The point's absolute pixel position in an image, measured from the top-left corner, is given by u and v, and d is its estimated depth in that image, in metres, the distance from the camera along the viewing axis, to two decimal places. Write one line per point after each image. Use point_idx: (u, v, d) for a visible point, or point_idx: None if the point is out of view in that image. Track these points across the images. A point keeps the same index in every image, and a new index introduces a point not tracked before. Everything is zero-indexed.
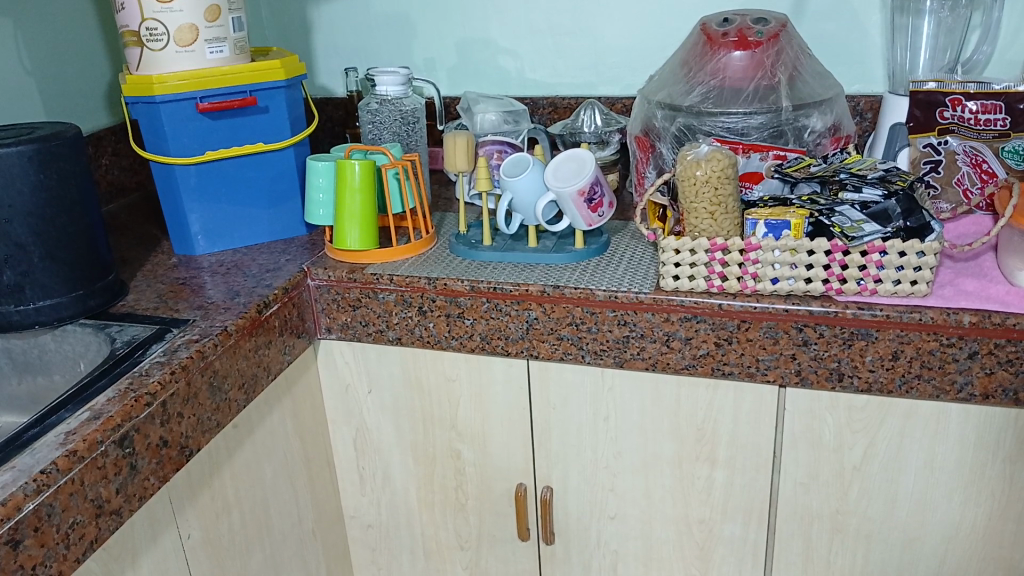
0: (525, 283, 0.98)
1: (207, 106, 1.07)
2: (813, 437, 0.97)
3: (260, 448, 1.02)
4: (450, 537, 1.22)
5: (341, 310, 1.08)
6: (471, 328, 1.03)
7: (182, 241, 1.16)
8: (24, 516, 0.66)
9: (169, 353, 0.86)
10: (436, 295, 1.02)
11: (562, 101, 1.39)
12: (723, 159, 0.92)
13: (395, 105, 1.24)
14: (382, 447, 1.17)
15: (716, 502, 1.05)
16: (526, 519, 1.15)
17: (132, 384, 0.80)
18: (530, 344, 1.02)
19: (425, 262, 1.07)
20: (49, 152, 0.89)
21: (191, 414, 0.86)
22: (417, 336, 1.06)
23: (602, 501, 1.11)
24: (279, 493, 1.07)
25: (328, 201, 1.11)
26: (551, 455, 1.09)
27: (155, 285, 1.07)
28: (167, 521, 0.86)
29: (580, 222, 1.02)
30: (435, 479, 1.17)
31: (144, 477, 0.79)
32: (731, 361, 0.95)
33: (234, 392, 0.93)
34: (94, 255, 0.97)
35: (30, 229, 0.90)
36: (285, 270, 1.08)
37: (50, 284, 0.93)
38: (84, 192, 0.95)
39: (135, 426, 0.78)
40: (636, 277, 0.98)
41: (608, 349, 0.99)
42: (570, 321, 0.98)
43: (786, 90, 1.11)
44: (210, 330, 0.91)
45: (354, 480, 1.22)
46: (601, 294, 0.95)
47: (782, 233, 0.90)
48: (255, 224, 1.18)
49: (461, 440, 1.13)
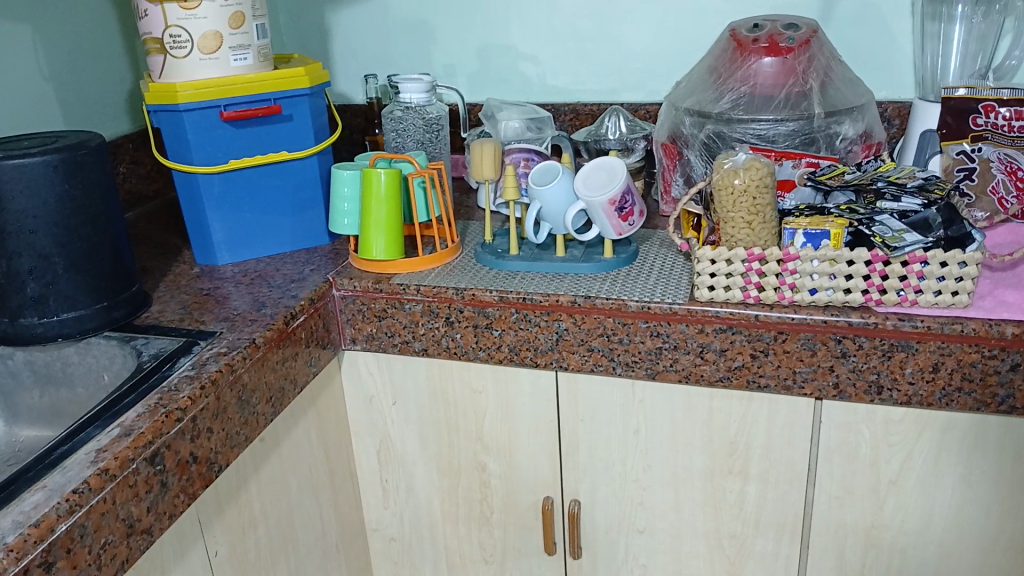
0: (556, 293, 0.97)
1: (231, 115, 1.06)
2: (849, 450, 0.95)
3: (286, 461, 1.01)
4: (474, 550, 1.20)
5: (366, 321, 1.06)
6: (499, 339, 1.01)
7: (204, 251, 1.14)
8: (56, 537, 0.64)
9: (198, 367, 0.85)
10: (464, 305, 1.00)
11: (584, 107, 1.37)
12: (761, 168, 0.90)
13: (419, 112, 1.22)
14: (405, 459, 1.16)
15: (749, 515, 1.03)
16: (552, 533, 1.13)
17: (162, 400, 0.79)
18: (559, 356, 1.00)
19: (451, 272, 1.06)
20: (75, 162, 0.88)
21: (221, 429, 0.84)
22: (444, 347, 1.04)
23: (631, 514, 1.09)
24: (304, 506, 1.06)
25: (353, 210, 1.09)
26: (578, 467, 1.08)
27: (179, 296, 1.05)
28: (195, 537, 0.84)
29: (609, 231, 1.01)
30: (459, 492, 1.16)
31: (174, 495, 0.77)
32: (766, 373, 0.93)
33: (262, 405, 0.91)
34: (118, 266, 0.96)
35: (55, 239, 0.89)
36: (310, 280, 1.06)
37: (75, 295, 0.92)
38: (108, 202, 0.93)
39: (166, 442, 0.76)
40: (668, 287, 0.97)
41: (639, 361, 0.97)
42: (601, 332, 0.97)
43: (818, 97, 1.10)
44: (238, 342, 0.90)
45: (377, 493, 1.20)
46: (634, 305, 0.93)
47: (822, 243, 0.89)
48: (277, 233, 1.16)
49: (487, 453, 1.11)
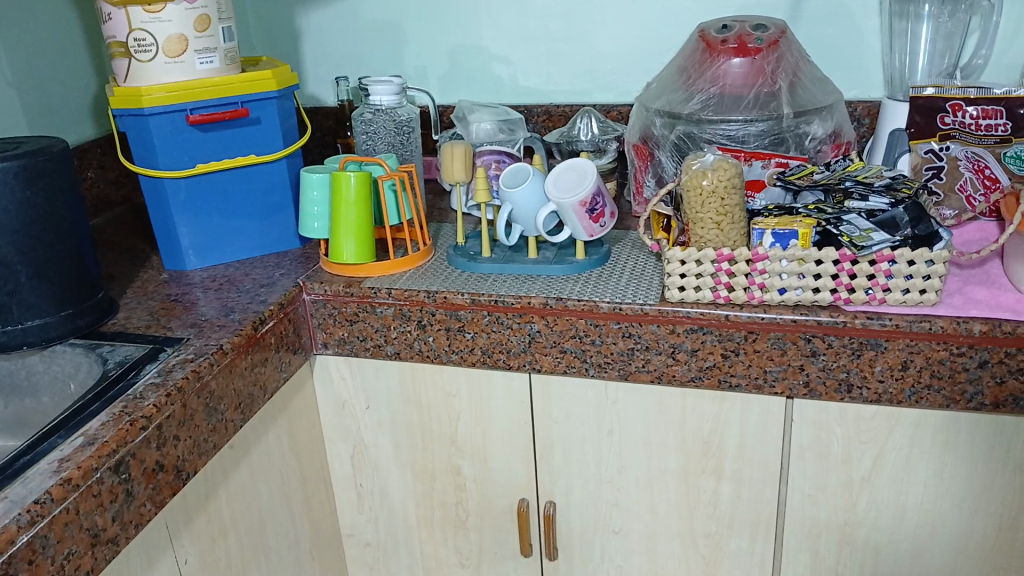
0: (527, 295, 0.96)
1: (198, 118, 1.05)
2: (821, 449, 0.96)
3: (257, 467, 1.00)
4: (450, 554, 1.20)
5: (338, 325, 1.06)
6: (472, 342, 1.01)
7: (172, 256, 1.13)
8: (17, 549, 0.62)
9: (164, 374, 0.84)
10: (435, 308, 1.00)
11: (556, 108, 1.37)
12: (729, 169, 0.90)
13: (389, 115, 1.22)
14: (379, 463, 1.15)
15: (723, 515, 1.04)
16: (528, 535, 1.13)
17: (127, 408, 0.78)
18: (532, 358, 1.00)
19: (423, 275, 1.05)
20: (36, 168, 0.87)
21: (188, 437, 0.83)
22: (416, 351, 1.04)
23: (606, 515, 1.09)
24: (276, 513, 1.05)
25: (322, 214, 1.08)
26: (553, 469, 1.07)
27: (146, 302, 1.04)
28: (163, 546, 0.83)
29: (580, 233, 1.01)
30: (434, 496, 1.15)
31: (140, 504, 0.76)
32: (738, 373, 0.93)
33: (231, 412, 0.90)
34: (83, 273, 0.94)
35: (16, 247, 0.87)
36: (279, 285, 1.05)
37: (38, 303, 0.90)
38: (71, 208, 0.92)
39: (131, 451, 0.75)
40: (640, 288, 0.97)
41: (612, 362, 0.97)
42: (573, 334, 0.96)
43: (787, 97, 1.10)
44: (205, 348, 0.89)
45: (351, 498, 1.19)
46: (606, 306, 0.93)
47: (790, 243, 0.88)
48: (247, 237, 1.15)
49: (462, 456, 1.10)
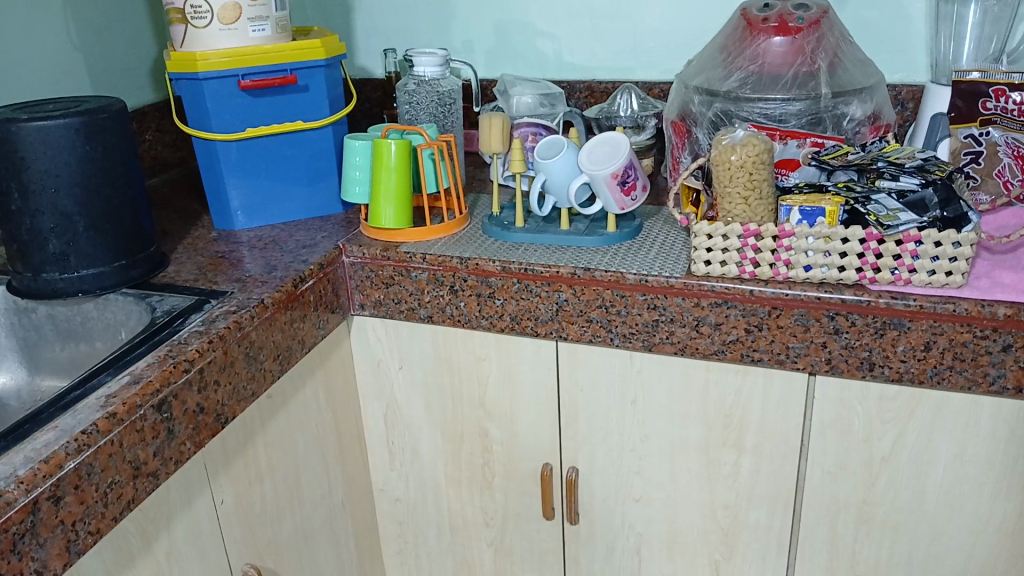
0: (557, 264, 0.99)
1: (249, 84, 1.09)
2: (842, 426, 0.97)
3: (294, 418, 1.05)
4: (476, 514, 1.23)
5: (374, 287, 1.10)
6: (501, 308, 1.04)
7: (222, 216, 1.18)
8: (65, 474, 0.68)
9: (207, 323, 0.89)
10: (467, 274, 1.03)
11: (598, 85, 1.38)
12: (758, 144, 0.91)
13: (432, 86, 1.24)
14: (411, 423, 1.19)
15: (743, 488, 1.05)
16: (551, 499, 1.15)
17: (172, 351, 0.83)
18: (559, 326, 1.02)
19: (457, 242, 1.08)
20: (95, 125, 0.92)
21: (228, 382, 0.88)
22: (448, 315, 1.07)
23: (628, 482, 1.10)
24: (310, 463, 1.10)
25: (364, 179, 1.12)
26: (577, 435, 1.10)
27: (195, 258, 1.09)
28: (201, 484, 0.88)
29: (612, 205, 1.02)
30: (462, 457, 1.19)
31: (180, 442, 0.81)
32: (761, 348, 0.94)
33: (269, 362, 0.95)
34: (137, 227, 1.00)
35: (76, 200, 0.93)
36: (321, 246, 1.10)
37: (93, 253, 0.96)
38: (128, 164, 0.97)
39: (173, 391, 0.80)
40: (668, 261, 0.98)
41: (637, 333, 0.98)
42: (599, 304, 0.98)
43: (826, 77, 1.10)
44: (247, 301, 0.93)
45: (383, 456, 1.24)
46: (632, 277, 0.95)
47: (817, 220, 0.89)
48: (292, 200, 1.20)
49: (490, 420, 1.14)
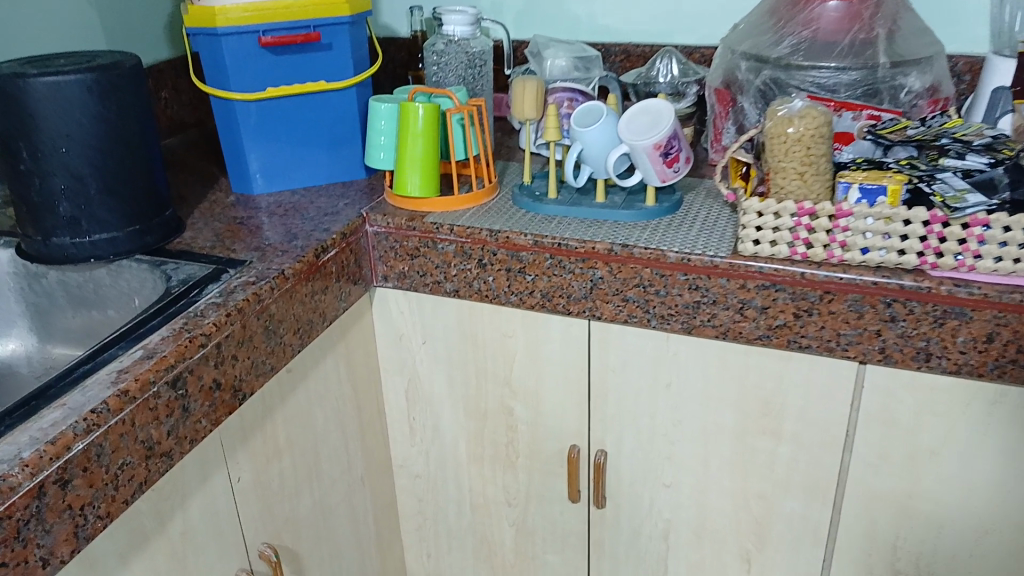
0: (592, 240, 0.94)
1: (270, 40, 1.04)
2: (888, 418, 0.91)
3: (313, 392, 1.01)
4: (497, 494, 1.19)
5: (399, 259, 1.05)
6: (532, 285, 0.99)
7: (241, 180, 1.13)
8: (73, 456, 0.63)
9: (225, 295, 0.84)
10: (498, 248, 0.98)
11: (635, 48, 1.31)
12: (817, 117, 0.85)
13: (462, 47, 1.18)
14: (432, 398, 1.15)
15: (780, 477, 1.00)
16: (577, 482, 1.10)
17: (187, 324, 0.78)
18: (593, 305, 0.97)
19: (487, 213, 1.03)
20: (109, 82, 0.87)
21: (246, 357, 0.83)
22: (476, 290, 1.02)
23: (658, 468, 1.06)
24: (328, 438, 1.05)
25: (389, 145, 1.07)
26: (606, 418, 1.05)
27: (212, 224, 1.04)
28: (216, 462, 0.84)
29: (652, 177, 0.96)
30: (485, 436, 1.14)
31: (195, 420, 0.77)
32: (809, 334, 0.89)
33: (289, 336, 0.90)
34: (152, 190, 0.95)
35: (88, 160, 0.88)
36: (343, 214, 1.04)
37: (107, 217, 0.91)
38: (143, 124, 0.92)
39: (188, 367, 0.75)
40: (712, 239, 0.92)
41: (676, 314, 0.93)
42: (637, 282, 0.93)
43: (884, 45, 1.03)
44: (267, 272, 0.89)
45: (404, 432, 1.20)
46: (673, 256, 0.89)
47: (878, 199, 0.83)
48: (313, 164, 1.14)
49: (515, 398, 1.09)
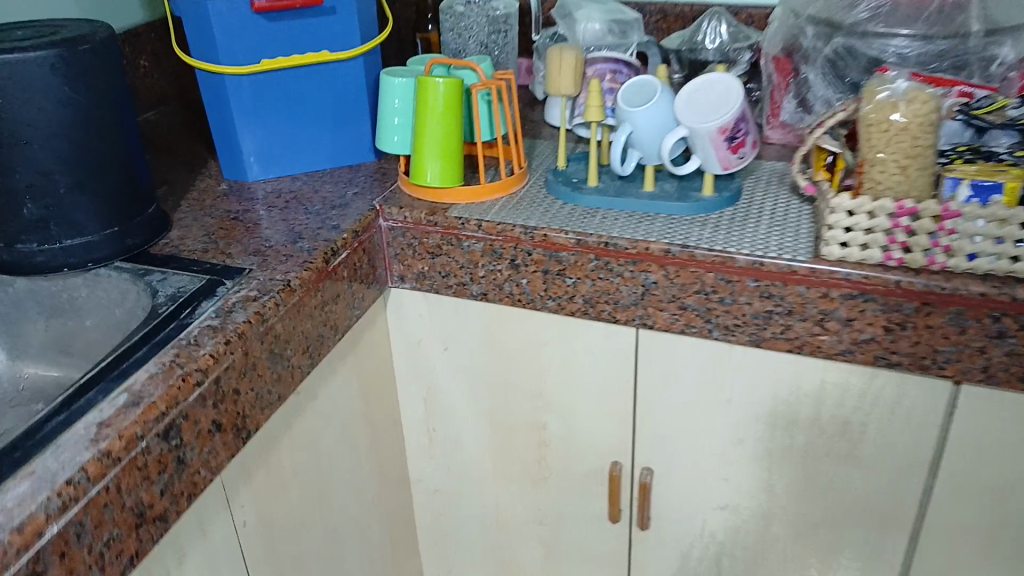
0: (645, 240, 0.81)
1: (264, 5, 0.89)
2: (983, 443, 0.80)
3: (324, 413, 0.89)
4: (526, 510, 1.08)
5: (417, 257, 0.92)
6: (573, 289, 0.86)
7: (234, 165, 0.99)
8: (46, 543, 0.51)
9: (222, 315, 0.71)
10: (533, 247, 0.85)
11: (673, 8, 1.15)
12: (927, 102, 0.72)
13: (482, 7, 1.07)
14: (453, 409, 1.03)
15: (850, 502, 0.89)
16: (619, 502, 1.00)
17: (179, 357, 0.66)
18: (644, 312, 0.84)
19: (519, 205, 0.90)
20: (76, 59, 0.73)
21: (249, 389, 0.71)
22: (506, 293, 0.90)
23: (709, 488, 0.95)
24: (341, 460, 0.94)
25: (404, 126, 0.93)
26: (654, 435, 0.93)
27: (203, 219, 0.90)
28: (219, 509, 0.73)
29: (713, 165, 0.83)
30: (513, 449, 1.03)
31: (193, 472, 0.65)
32: (900, 350, 0.77)
33: (298, 357, 0.78)
34: (132, 185, 0.81)
35: (54, 154, 0.74)
36: (353, 207, 0.91)
37: (80, 219, 0.78)
38: (119, 108, 0.78)
39: (182, 412, 0.63)
40: (786, 237, 0.80)
41: (743, 325, 0.81)
42: (698, 289, 0.80)
43: (978, 9, 0.88)
44: (269, 285, 0.76)
45: (422, 443, 1.08)
46: (743, 260, 0.77)
47: (992, 198, 0.70)
48: (315, 145, 1.00)
49: (548, 410, 0.98)
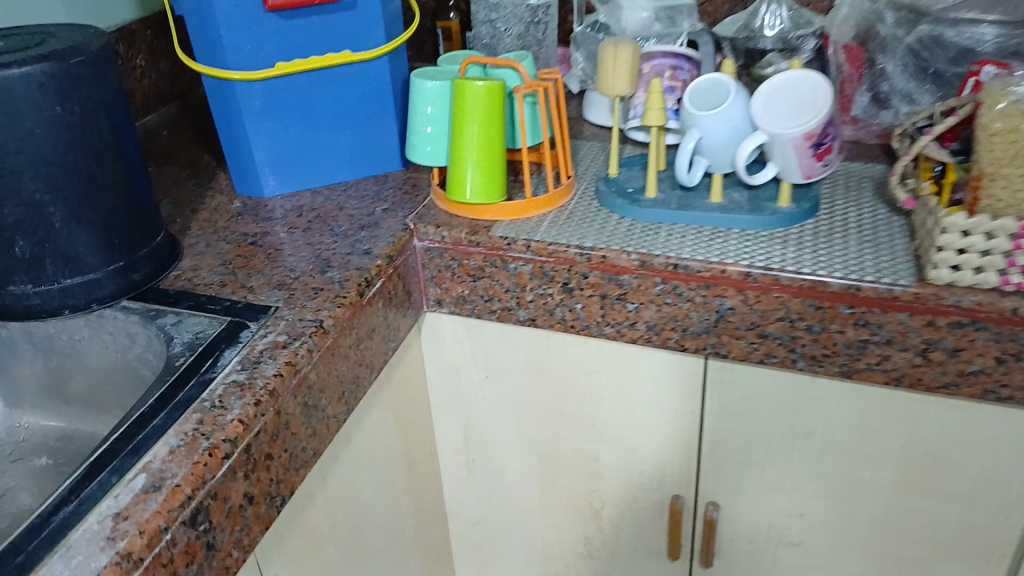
0: (721, 261, 0.71)
1: (276, 3, 0.79)
2: None
3: (359, 457, 0.80)
4: (574, 544, 1.00)
5: (457, 280, 0.83)
6: (634, 315, 0.77)
7: (248, 179, 0.90)
8: None
9: (249, 368, 0.62)
10: (589, 269, 0.76)
11: None
12: None
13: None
14: (495, 439, 0.94)
15: (943, 541, 0.81)
16: (680, 539, 0.92)
17: (204, 424, 0.57)
18: (717, 341, 0.75)
19: (570, 221, 0.80)
20: (68, 76, 0.63)
21: (283, 451, 0.62)
22: (558, 319, 0.80)
23: (782, 524, 0.86)
24: (378, 504, 0.85)
25: (438, 135, 0.83)
26: (722, 470, 0.85)
27: (217, 245, 0.81)
28: None
29: (793, 174, 0.74)
30: (561, 482, 0.95)
31: (224, 557, 0.56)
32: (1015, 383, 0.68)
33: (333, 406, 0.69)
34: (137, 214, 0.72)
35: (47, 185, 0.65)
36: (383, 227, 0.82)
37: (79, 257, 0.68)
38: (119, 128, 0.68)
39: (211, 491, 0.54)
40: (881, 257, 0.70)
41: (832, 355, 0.72)
42: (781, 316, 0.71)
43: None
44: (300, 328, 0.66)
45: (460, 474, 1.00)
46: (837, 284, 0.68)
47: None
48: (337, 155, 0.91)
49: (602, 442, 0.89)
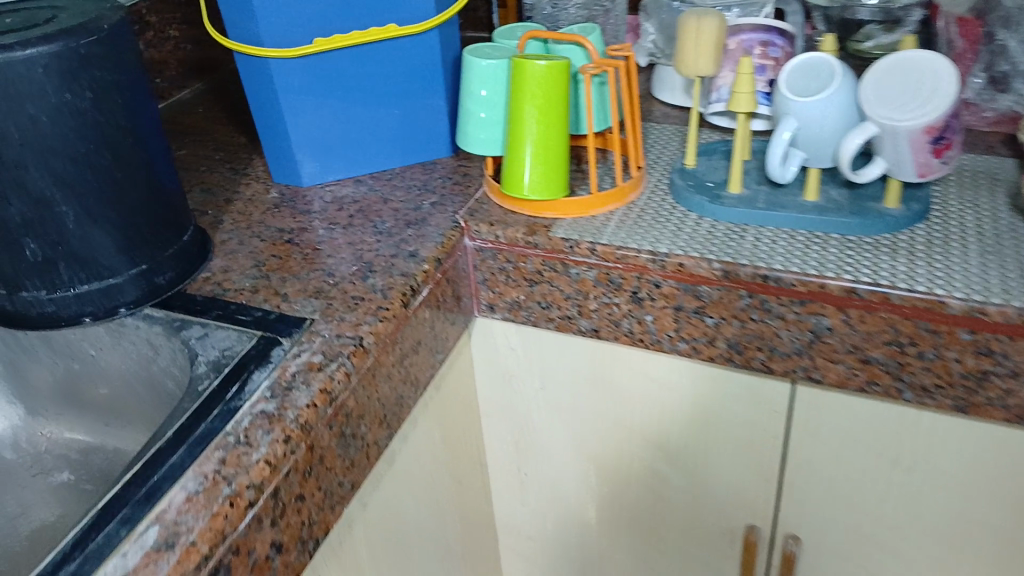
0: (818, 275, 0.61)
1: None
2: None
3: (404, 478, 0.73)
4: (635, 564, 0.92)
5: (512, 285, 0.74)
6: (713, 330, 0.68)
7: (285, 167, 0.82)
8: None
9: (279, 395, 0.55)
10: (662, 279, 0.67)
11: None
12: None
13: None
14: (551, 452, 0.87)
15: None
16: (754, 568, 0.83)
17: (225, 466, 0.50)
18: (810, 364, 0.66)
19: (641, 220, 0.71)
20: (76, 60, 0.55)
21: (316, 489, 0.55)
22: (624, 330, 0.72)
23: (872, 561, 0.77)
24: (423, 525, 0.78)
25: (492, 121, 0.74)
26: (805, 500, 0.76)
27: (250, 242, 0.74)
28: None
29: (904, 171, 0.64)
30: (622, 500, 0.87)
31: None
32: None
33: (374, 432, 0.62)
34: (160, 212, 0.65)
35: (57, 184, 0.58)
36: (431, 225, 0.74)
37: (96, 261, 0.62)
38: (137, 118, 0.61)
39: (233, 545, 0.47)
40: (1010, 274, 0.60)
41: (947, 386, 0.62)
42: (887, 339, 0.62)
43: None
44: (336, 347, 0.59)
45: (511, 485, 0.93)
46: (959, 306, 0.58)
47: None
48: (381, 141, 0.83)
49: (669, 462, 0.80)
